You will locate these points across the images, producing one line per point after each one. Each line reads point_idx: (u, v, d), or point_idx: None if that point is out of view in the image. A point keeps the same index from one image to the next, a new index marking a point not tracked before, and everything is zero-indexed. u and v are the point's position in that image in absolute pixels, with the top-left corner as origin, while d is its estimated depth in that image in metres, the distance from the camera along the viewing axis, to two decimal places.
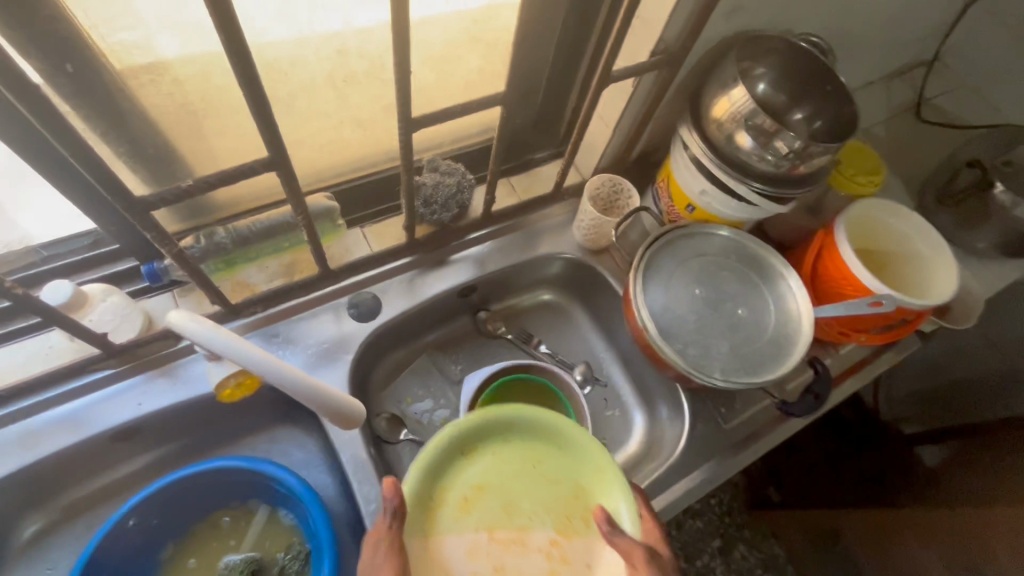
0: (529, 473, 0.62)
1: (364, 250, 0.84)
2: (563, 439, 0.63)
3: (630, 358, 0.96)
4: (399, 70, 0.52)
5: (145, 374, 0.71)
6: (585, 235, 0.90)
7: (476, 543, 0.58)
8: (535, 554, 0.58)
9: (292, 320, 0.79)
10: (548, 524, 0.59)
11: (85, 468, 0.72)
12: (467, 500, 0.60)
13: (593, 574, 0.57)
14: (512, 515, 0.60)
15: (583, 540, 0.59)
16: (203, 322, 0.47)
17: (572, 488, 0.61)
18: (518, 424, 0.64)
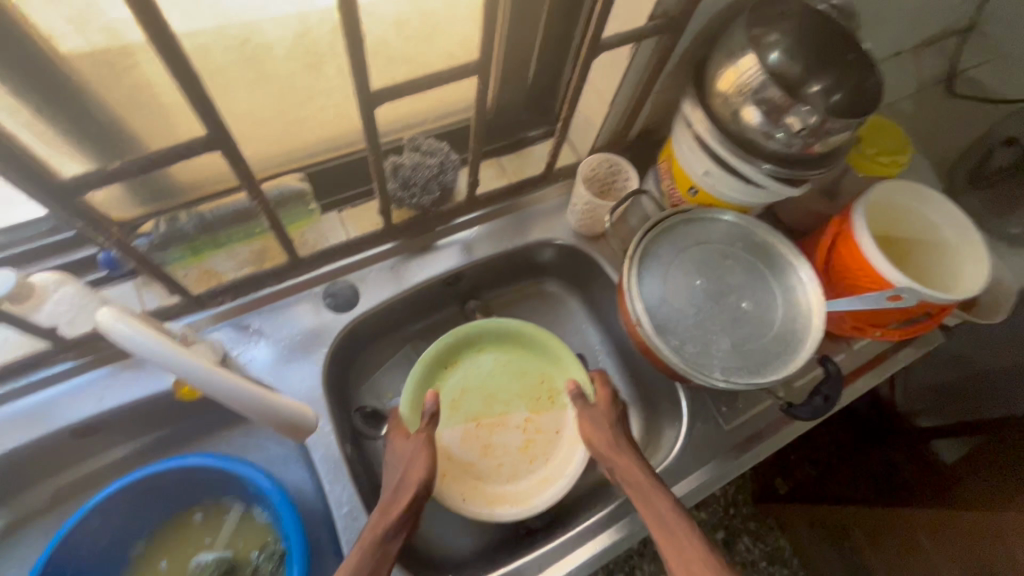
0: (503, 371, 0.82)
1: (342, 236, 0.79)
2: (527, 340, 0.83)
3: (627, 351, 0.90)
4: (349, 36, 0.46)
5: (108, 367, 0.68)
6: (579, 221, 0.84)
7: (468, 430, 0.78)
8: (514, 428, 0.79)
9: (265, 310, 0.75)
10: (523, 407, 0.80)
11: (50, 464, 0.69)
12: (455, 402, 0.79)
13: (562, 434, 0.79)
14: (492, 405, 0.80)
15: (551, 413, 0.80)
16: (132, 322, 0.43)
17: (538, 377, 0.82)
18: (487, 337, 0.82)
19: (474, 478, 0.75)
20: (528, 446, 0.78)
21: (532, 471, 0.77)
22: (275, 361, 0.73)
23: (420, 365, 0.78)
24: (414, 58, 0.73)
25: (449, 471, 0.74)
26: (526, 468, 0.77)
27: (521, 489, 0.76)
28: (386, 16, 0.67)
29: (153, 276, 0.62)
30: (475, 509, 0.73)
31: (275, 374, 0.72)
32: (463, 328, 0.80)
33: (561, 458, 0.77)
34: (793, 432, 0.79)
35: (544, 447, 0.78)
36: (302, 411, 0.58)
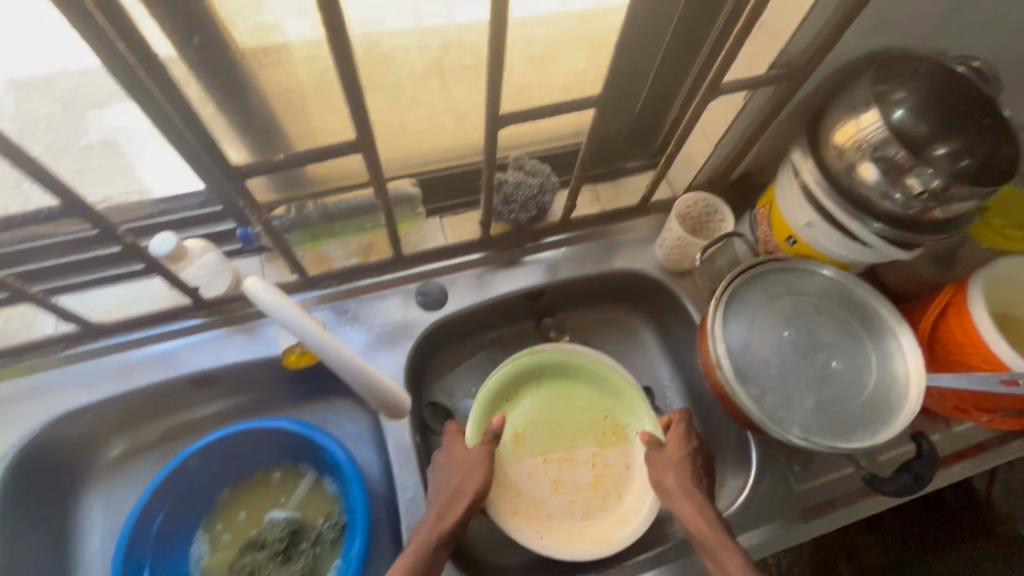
0: (565, 405, 0.83)
1: (439, 240, 0.85)
2: (588, 373, 0.84)
3: (698, 393, 0.89)
4: (494, 65, 0.51)
5: (227, 328, 0.77)
6: (667, 255, 0.85)
7: (535, 466, 0.79)
8: (583, 463, 0.80)
9: (362, 299, 0.82)
10: (589, 442, 0.81)
11: (166, 405, 0.79)
12: (520, 435, 0.80)
13: (631, 470, 0.80)
14: (558, 440, 0.81)
15: (618, 448, 0.81)
16: (273, 292, 0.50)
17: (601, 411, 0.83)
18: (546, 368, 0.85)
19: (546, 516, 0.76)
20: (598, 482, 0.79)
21: (601, 503, 0.77)
22: (365, 347, 0.79)
23: (482, 397, 0.80)
24: (534, 84, 0.78)
25: (520, 508, 0.75)
26: (598, 506, 0.78)
27: (597, 528, 0.76)
28: (514, 46, 0.73)
29: (281, 254, 0.70)
30: (553, 546, 0.73)
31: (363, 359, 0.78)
32: (523, 357, 0.83)
33: (635, 495, 0.78)
34: (869, 508, 0.74)
35: (617, 483, 0.79)
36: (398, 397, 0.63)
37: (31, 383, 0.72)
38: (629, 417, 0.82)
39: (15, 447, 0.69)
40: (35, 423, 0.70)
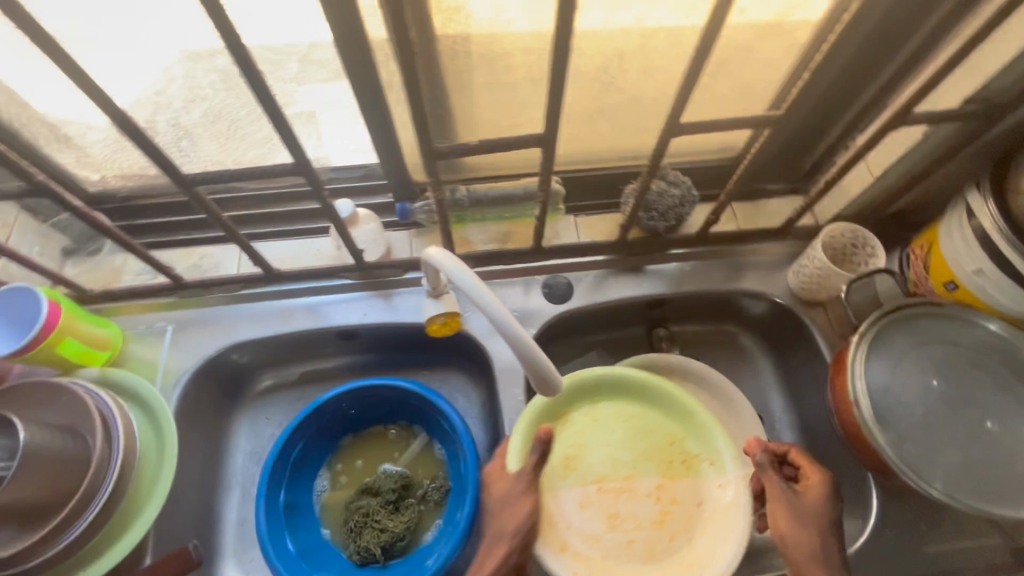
0: (623, 427, 0.76)
1: (572, 238, 0.88)
2: (651, 393, 0.78)
3: (812, 429, 0.85)
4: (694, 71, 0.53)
5: (374, 291, 0.84)
6: (801, 283, 0.82)
7: (588, 495, 0.72)
8: (645, 496, 0.72)
9: (491, 283, 0.86)
10: (652, 472, 0.74)
11: (310, 351, 0.88)
12: (571, 459, 0.74)
13: (702, 508, 0.72)
14: (617, 466, 0.74)
15: (687, 481, 0.73)
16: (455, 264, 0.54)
17: (666, 436, 0.76)
18: (601, 387, 0.79)
19: (597, 555, 0.69)
20: (663, 519, 0.71)
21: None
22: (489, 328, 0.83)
23: (523, 420, 0.73)
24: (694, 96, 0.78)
25: (568, 546, 0.68)
26: (664, 547, 0.70)
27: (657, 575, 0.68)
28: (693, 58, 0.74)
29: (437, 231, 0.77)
30: None
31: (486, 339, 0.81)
32: (581, 373, 0.78)
33: (709, 538, 0.69)
34: None
35: (686, 523, 0.71)
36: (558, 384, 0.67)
37: (209, 313, 0.83)
38: (698, 443, 0.75)
39: (196, 365, 0.80)
40: (211, 348, 0.81)
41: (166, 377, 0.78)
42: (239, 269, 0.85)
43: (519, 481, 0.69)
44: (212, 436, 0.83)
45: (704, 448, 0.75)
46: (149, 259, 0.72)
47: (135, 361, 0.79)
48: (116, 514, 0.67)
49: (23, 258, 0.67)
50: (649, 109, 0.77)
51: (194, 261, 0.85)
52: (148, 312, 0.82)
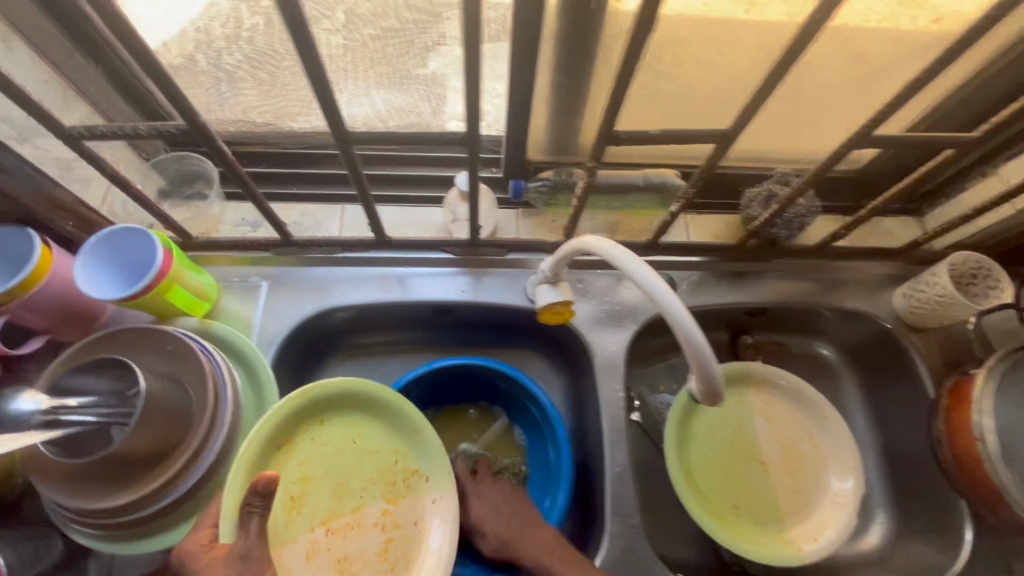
0: (349, 448, 0.70)
1: (682, 235, 0.86)
2: (373, 404, 0.72)
3: (896, 454, 0.85)
4: None
5: (476, 269, 0.82)
6: (915, 308, 0.80)
7: (316, 542, 0.65)
8: (371, 526, 0.67)
9: (597, 273, 0.84)
10: (377, 498, 0.69)
11: (400, 323, 0.85)
12: (296, 499, 0.66)
13: (421, 525, 0.69)
14: (343, 499, 0.68)
15: (408, 500, 0.70)
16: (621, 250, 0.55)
17: (391, 454, 0.71)
18: (331, 406, 0.70)
19: None
20: (388, 548, 0.67)
21: (784, 534, 0.76)
22: (591, 320, 0.81)
23: (249, 445, 0.63)
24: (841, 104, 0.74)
25: None
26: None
27: None
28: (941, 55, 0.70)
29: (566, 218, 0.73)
30: None
31: (591, 330, 0.80)
32: (306, 392, 0.68)
33: (426, 554, 0.67)
34: None
35: (409, 546, 0.67)
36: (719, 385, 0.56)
37: (307, 275, 0.80)
38: (421, 457, 0.71)
39: (291, 327, 0.77)
40: (307, 310, 0.79)
41: (262, 337, 0.76)
42: (341, 232, 0.82)
43: (244, 551, 0.54)
44: None
45: (444, 470, 0.71)
46: (267, 212, 0.68)
47: (228, 314, 0.77)
48: (217, 478, 0.65)
49: (144, 200, 0.63)
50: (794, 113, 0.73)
51: (295, 218, 0.82)
52: (243, 266, 0.80)
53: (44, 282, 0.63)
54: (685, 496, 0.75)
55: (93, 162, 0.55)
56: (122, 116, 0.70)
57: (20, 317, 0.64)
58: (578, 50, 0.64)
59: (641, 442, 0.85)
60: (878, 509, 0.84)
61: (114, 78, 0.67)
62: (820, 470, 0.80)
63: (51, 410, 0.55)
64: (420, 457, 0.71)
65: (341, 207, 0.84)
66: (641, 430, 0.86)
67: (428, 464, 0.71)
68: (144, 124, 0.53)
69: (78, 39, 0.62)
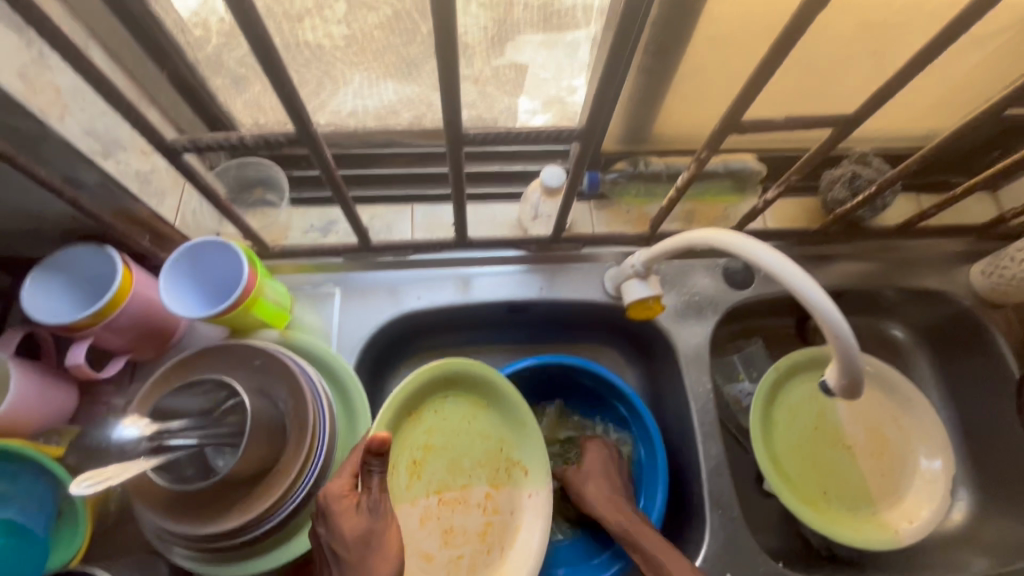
0: (466, 429, 0.73)
1: (757, 222, 0.85)
2: (490, 391, 0.73)
3: (978, 430, 0.84)
4: None
5: (552, 265, 0.80)
6: (996, 285, 0.80)
7: (429, 508, 0.69)
8: (474, 506, 0.70)
9: (674, 264, 0.82)
10: (483, 480, 0.71)
11: (473, 323, 0.83)
12: (417, 465, 0.70)
13: (517, 517, 0.71)
14: (455, 474, 0.71)
15: (509, 489, 0.72)
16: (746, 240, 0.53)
17: (498, 443, 0.73)
18: (457, 382, 0.73)
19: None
20: (487, 531, 0.70)
21: (878, 517, 0.76)
22: (671, 312, 0.79)
23: (391, 404, 0.67)
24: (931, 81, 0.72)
25: None
26: (483, 560, 0.69)
27: None
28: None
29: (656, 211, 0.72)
30: None
31: (673, 323, 0.79)
32: (440, 365, 0.70)
33: (520, 544, 0.69)
34: None
35: (505, 533, 0.70)
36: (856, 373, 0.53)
37: (381, 278, 0.78)
38: (524, 452, 0.73)
39: (369, 334, 0.75)
40: (385, 315, 0.77)
41: (342, 345, 0.74)
42: (415, 233, 0.79)
43: (372, 505, 0.53)
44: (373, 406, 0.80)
45: (543, 467, 0.72)
46: (353, 217, 0.66)
47: (303, 325, 0.75)
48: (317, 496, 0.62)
49: (230, 211, 0.60)
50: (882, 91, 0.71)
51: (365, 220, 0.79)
52: (311, 272, 0.77)
53: (127, 302, 0.60)
54: (778, 484, 0.75)
55: (185, 172, 0.53)
56: (188, 124, 0.67)
57: (103, 339, 0.62)
58: (669, 34, 0.61)
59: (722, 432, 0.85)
60: (961, 486, 0.84)
61: (181, 84, 0.64)
62: (907, 451, 0.80)
63: (155, 436, 0.54)
64: (523, 450, 0.73)
65: (411, 208, 0.81)
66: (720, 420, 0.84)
67: (529, 458, 0.72)
68: (250, 133, 0.52)
69: (149, 45, 0.59)
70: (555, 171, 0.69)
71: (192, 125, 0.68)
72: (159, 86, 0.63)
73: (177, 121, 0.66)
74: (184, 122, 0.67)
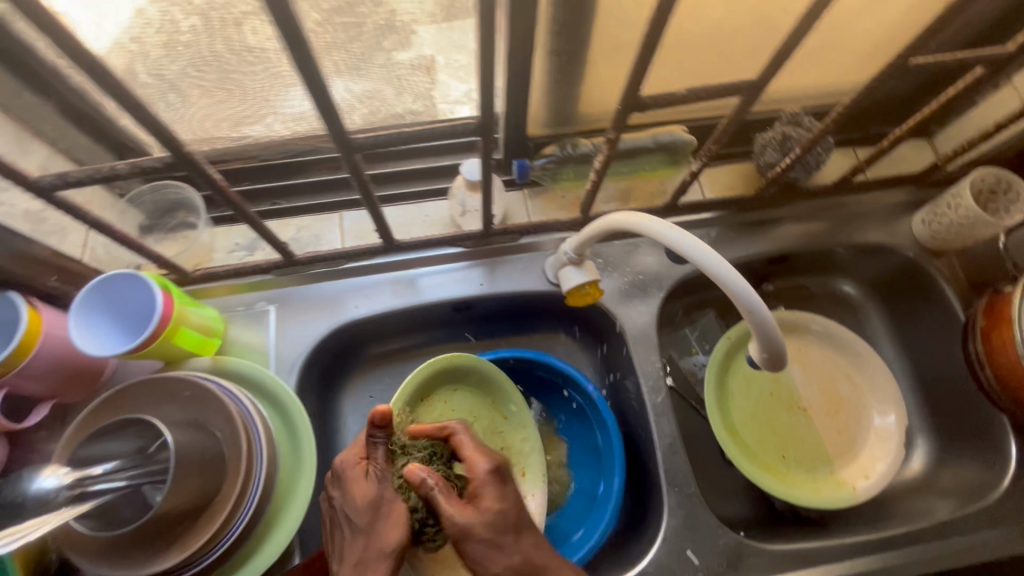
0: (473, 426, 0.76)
1: (696, 193, 0.84)
2: (498, 394, 0.77)
3: (931, 379, 0.85)
4: None
5: (489, 259, 0.78)
6: (935, 233, 0.80)
7: None
8: None
9: (616, 244, 0.81)
10: None
11: (418, 326, 0.82)
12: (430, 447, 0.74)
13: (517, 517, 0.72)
14: None
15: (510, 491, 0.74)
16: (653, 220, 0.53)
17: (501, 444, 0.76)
18: (464, 379, 0.77)
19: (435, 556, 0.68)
20: None
21: (836, 475, 0.77)
22: (615, 294, 0.78)
23: (404, 390, 0.71)
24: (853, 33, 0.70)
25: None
26: None
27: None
28: None
29: (584, 194, 0.70)
30: None
31: (617, 305, 0.77)
32: (455, 358, 0.74)
33: None
34: None
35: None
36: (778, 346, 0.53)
37: (316, 289, 0.76)
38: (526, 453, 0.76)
39: (308, 350, 0.73)
40: (323, 328, 0.75)
41: (280, 363, 0.72)
42: (344, 242, 0.78)
43: (381, 472, 0.57)
44: (324, 421, 0.78)
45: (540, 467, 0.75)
46: (267, 233, 0.64)
47: (239, 347, 0.73)
48: (262, 521, 0.62)
49: (132, 241, 0.57)
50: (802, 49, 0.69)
51: (292, 234, 0.78)
52: (244, 292, 0.75)
53: (39, 348, 0.58)
54: (735, 454, 0.75)
55: (65, 209, 0.50)
56: (86, 153, 0.64)
57: (21, 388, 0.59)
58: (574, 11, 0.59)
59: (680, 408, 0.84)
60: (919, 434, 0.85)
61: (71, 112, 0.61)
62: (861, 407, 0.81)
63: (76, 483, 0.52)
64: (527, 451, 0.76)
65: (339, 215, 0.80)
66: (677, 395, 0.84)
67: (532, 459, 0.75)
68: (121, 161, 0.47)
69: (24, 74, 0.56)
70: (474, 165, 0.70)
71: (91, 153, 0.65)
72: (44, 117, 0.60)
73: (72, 151, 0.63)
74: (81, 151, 0.64)
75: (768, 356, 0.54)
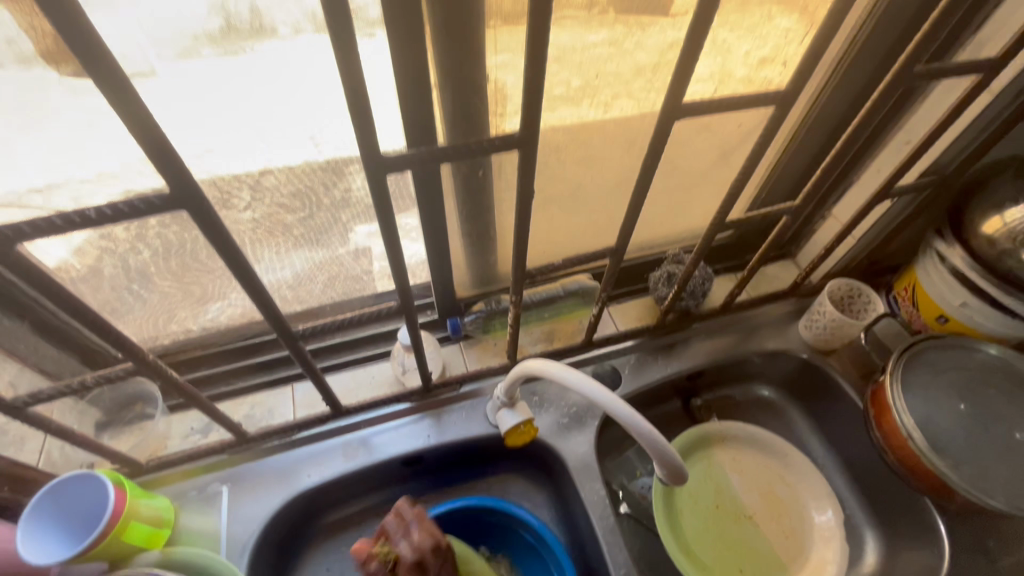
0: None
1: (610, 327, 0.97)
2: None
3: (861, 470, 0.91)
4: (738, 183, 0.64)
5: (432, 410, 0.85)
6: (818, 336, 0.92)
7: None
8: None
9: (547, 381, 0.89)
10: None
11: (370, 486, 0.84)
12: None
13: None
14: None
15: None
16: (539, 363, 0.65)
17: None
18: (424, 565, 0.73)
19: None
20: None
21: None
22: (553, 429, 0.84)
23: None
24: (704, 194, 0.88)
25: None
26: None
27: None
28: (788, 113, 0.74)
29: (508, 343, 0.80)
30: None
31: (556, 438, 0.83)
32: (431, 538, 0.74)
33: None
34: None
35: None
36: (672, 457, 0.63)
37: (269, 463, 0.79)
38: None
39: (260, 527, 0.74)
40: (273, 502, 0.76)
41: (230, 546, 0.72)
42: (296, 413, 0.86)
43: None
44: None
45: None
46: (215, 412, 0.69)
47: (190, 534, 0.73)
48: None
49: (75, 437, 0.62)
50: (665, 209, 0.87)
51: (246, 411, 0.85)
52: (196, 476, 0.77)
53: None
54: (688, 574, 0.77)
55: (30, 423, 0.56)
56: (54, 363, 0.71)
57: None
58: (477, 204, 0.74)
59: (637, 536, 0.85)
60: (866, 528, 0.89)
61: (44, 330, 0.69)
62: (801, 508, 0.85)
63: None
64: None
65: (290, 386, 0.88)
66: (634, 522, 0.85)
67: None
68: (91, 374, 0.56)
69: (10, 307, 0.64)
70: (407, 331, 0.80)
71: (57, 361, 0.71)
72: (19, 338, 0.67)
73: (41, 363, 0.70)
74: (48, 362, 0.71)
75: (670, 470, 0.64)
